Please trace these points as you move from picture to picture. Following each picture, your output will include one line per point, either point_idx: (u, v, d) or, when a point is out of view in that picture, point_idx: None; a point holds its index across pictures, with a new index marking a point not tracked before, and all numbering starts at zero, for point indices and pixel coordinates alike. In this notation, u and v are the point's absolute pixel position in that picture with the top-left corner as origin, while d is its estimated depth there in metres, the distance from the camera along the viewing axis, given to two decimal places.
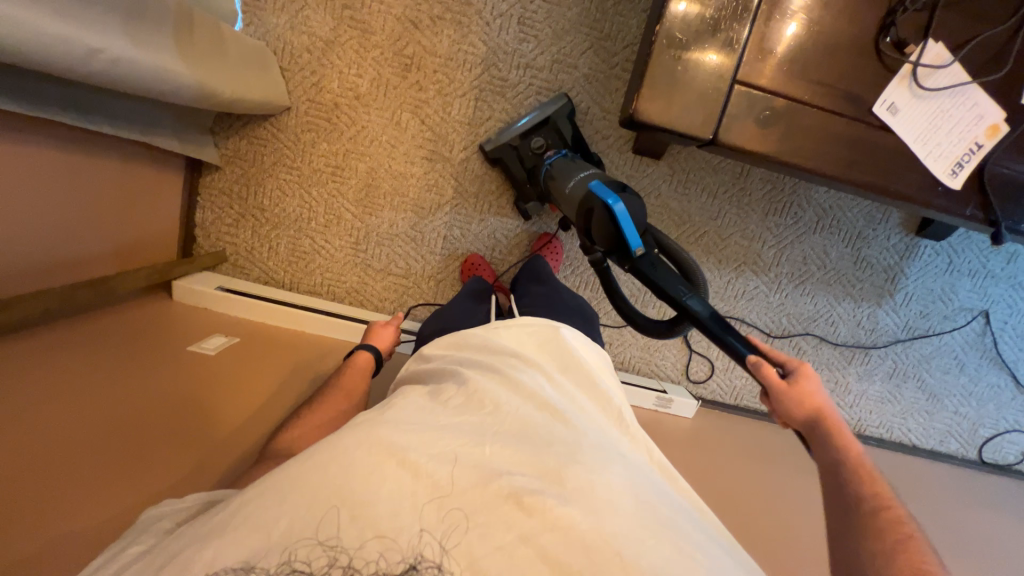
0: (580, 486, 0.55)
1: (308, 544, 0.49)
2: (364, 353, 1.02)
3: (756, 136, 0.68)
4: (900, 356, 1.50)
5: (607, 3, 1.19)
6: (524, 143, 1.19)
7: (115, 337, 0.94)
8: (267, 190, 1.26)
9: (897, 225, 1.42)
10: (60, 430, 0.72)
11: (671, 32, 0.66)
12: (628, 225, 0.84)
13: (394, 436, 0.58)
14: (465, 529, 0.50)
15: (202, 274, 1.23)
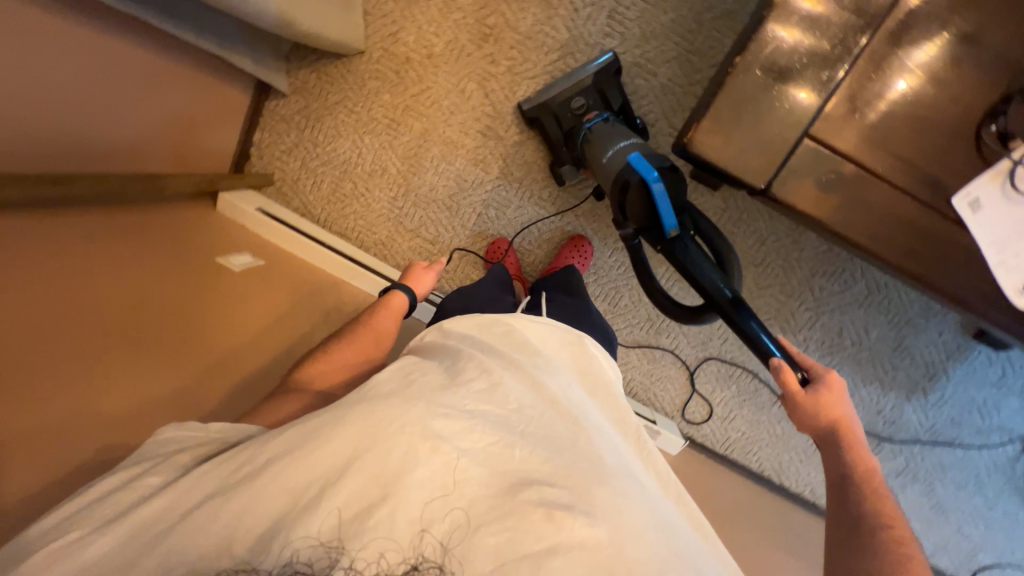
0: (608, 505, 0.59)
1: (309, 545, 0.53)
2: (400, 295, 1.01)
3: (811, 198, 0.63)
4: (915, 456, 1.40)
5: (705, 14, 1.12)
6: (563, 107, 1.15)
7: (169, 249, 1.01)
8: (325, 128, 1.29)
9: (954, 322, 1.31)
10: (116, 333, 0.80)
11: (751, 66, 0.62)
12: (663, 201, 0.82)
13: (407, 418, 0.60)
14: (480, 531, 0.55)
15: (247, 191, 1.29)
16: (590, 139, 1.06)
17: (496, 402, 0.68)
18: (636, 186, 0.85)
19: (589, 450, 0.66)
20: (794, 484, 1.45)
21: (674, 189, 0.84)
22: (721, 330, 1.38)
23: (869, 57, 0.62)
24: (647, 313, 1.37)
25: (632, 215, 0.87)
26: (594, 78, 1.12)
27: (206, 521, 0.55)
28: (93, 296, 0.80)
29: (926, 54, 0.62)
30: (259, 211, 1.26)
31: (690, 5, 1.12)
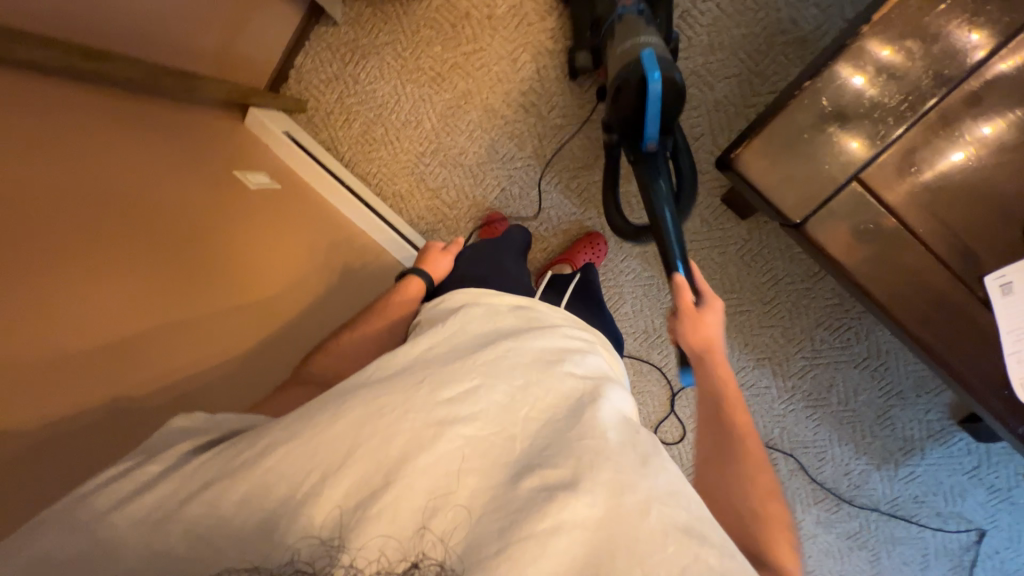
0: (606, 485, 0.53)
1: (311, 542, 0.50)
2: (416, 280, 1.00)
3: (842, 244, 0.63)
4: (870, 524, 1.41)
5: (777, 36, 1.08)
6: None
7: (190, 174, 0.99)
8: (369, 67, 1.26)
9: (944, 403, 1.30)
10: (110, 229, 0.78)
11: (816, 99, 0.63)
12: (654, 105, 0.86)
13: (392, 394, 0.60)
14: (479, 519, 0.52)
15: (278, 113, 1.26)
16: (617, 27, 0.98)
17: (504, 379, 0.64)
18: (636, 83, 0.86)
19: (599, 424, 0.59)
20: None
21: (668, 102, 0.88)
22: None
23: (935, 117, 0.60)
24: (644, 325, 1.36)
25: (620, 113, 0.91)
26: None
27: (200, 514, 0.53)
28: (96, 188, 0.79)
29: (990, 132, 0.60)
30: (286, 135, 1.25)
31: (765, 23, 1.08)
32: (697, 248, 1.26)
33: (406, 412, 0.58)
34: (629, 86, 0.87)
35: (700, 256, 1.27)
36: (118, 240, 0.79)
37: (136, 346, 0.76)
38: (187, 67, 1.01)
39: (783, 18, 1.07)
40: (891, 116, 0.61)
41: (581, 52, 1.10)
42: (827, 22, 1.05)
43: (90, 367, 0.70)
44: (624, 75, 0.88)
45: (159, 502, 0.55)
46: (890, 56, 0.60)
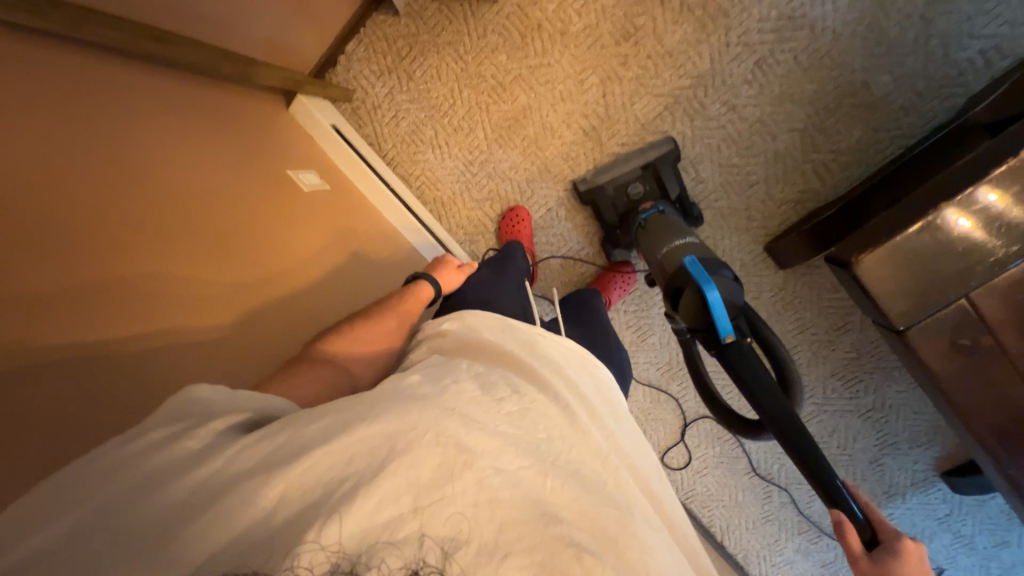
0: (637, 559, 0.53)
1: (312, 549, 0.43)
2: (425, 287, 0.98)
3: (940, 355, 0.58)
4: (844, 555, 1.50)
5: (846, 99, 1.09)
6: (619, 189, 1.16)
7: (216, 135, 0.92)
8: (425, 65, 1.20)
9: (930, 457, 1.38)
10: (121, 177, 0.70)
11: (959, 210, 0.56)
12: (720, 311, 0.75)
13: (462, 431, 0.55)
14: (508, 559, 0.48)
15: (325, 102, 1.19)
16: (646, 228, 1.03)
17: (527, 425, 0.63)
18: (692, 288, 0.79)
19: (616, 493, 0.61)
20: (731, 544, 1.56)
21: (733, 297, 0.78)
22: None
23: None
24: (668, 357, 1.39)
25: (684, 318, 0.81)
26: (653, 159, 1.13)
27: (229, 508, 0.45)
28: (111, 134, 0.71)
29: None
30: (332, 127, 1.19)
31: (836, 84, 1.08)
32: None
33: (437, 435, 0.53)
34: (682, 294, 0.81)
35: None
36: (145, 200, 0.72)
37: (140, 308, 0.65)
38: (237, 37, 0.92)
39: (855, 81, 1.07)
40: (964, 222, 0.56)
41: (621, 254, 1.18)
42: (896, 90, 1.06)
43: (114, 304, 0.62)
44: (676, 287, 0.83)
45: (197, 486, 0.47)
46: None
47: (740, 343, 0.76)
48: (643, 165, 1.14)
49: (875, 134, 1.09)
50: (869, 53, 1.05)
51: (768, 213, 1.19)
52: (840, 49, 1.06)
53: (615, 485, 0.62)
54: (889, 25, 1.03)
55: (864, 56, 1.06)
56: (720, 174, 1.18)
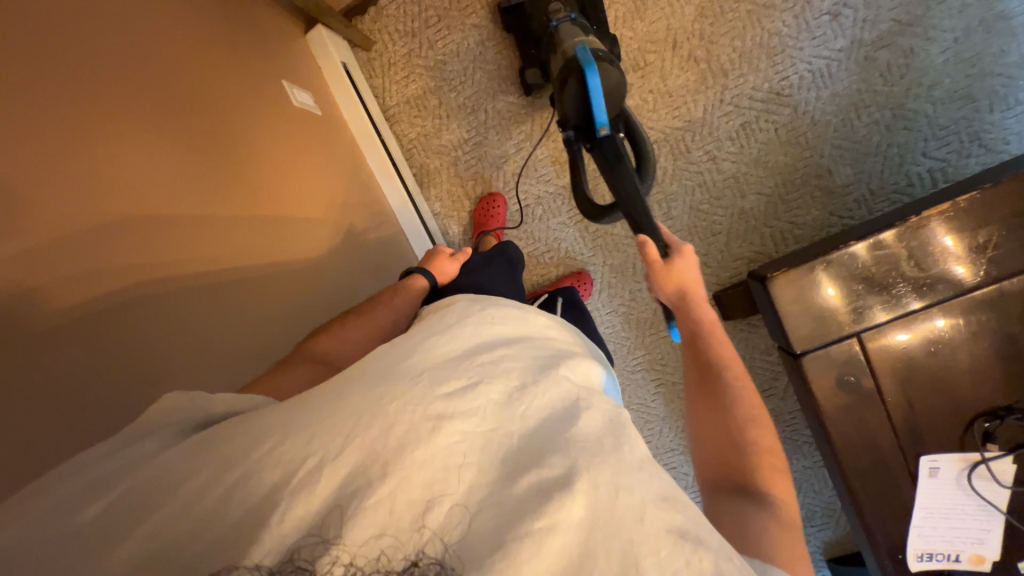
0: (605, 490, 0.44)
1: (313, 541, 0.40)
2: (420, 280, 0.90)
3: (825, 388, 0.69)
4: None
5: (811, 178, 1.19)
6: (539, 8, 1.10)
7: (224, 73, 0.89)
8: (448, 39, 1.25)
9: (823, 540, 1.41)
10: (100, 93, 0.64)
11: (831, 270, 0.69)
12: (598, 100, 0.85)
13: (430, 398, 0.49)
14: (480, 514, 0.43)
15: (341, 43, 1.23)
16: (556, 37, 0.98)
17: (496, 371, 0.54)
18: (575, 76, 0.84)
19: (586, 418, 0.51)
20: None
21: (614, 84, 0.86)
22: (650, 432, 1.41)
23: (923, 310, 0.67)
24: None
25: (569, 109, 0.89)
26: None
27: (191, 502, 0.41)
28: (87, 45, 0.64)
29: (946, 324, 0.67)
30: (343, 66, 1.22)
31: (805, 162, 1.19)
32: None
33: (404, 402, 0.47)
34: (566, 84, 0.86)
35: None
36: (139, 119, 0.69)
37: (122, 246, 0.62)
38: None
39: (822, 165, 1.18)
40: (880, 302, 0.68)
41: (531, 69, 1.16)
42: (855, 183, 1.17)
43: (95, 228, 0.59)
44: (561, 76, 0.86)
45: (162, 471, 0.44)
46: (952, 245, 0.67)
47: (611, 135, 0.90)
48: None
49: (829, 216, 1.19)
50: (838, 144, 1.17)
51: (724, 262, 1.25)
52: (815, 133, 1.17)
53: (609, 416, 0.53)
54: (859, 124, 1.16)
55: (834, 144, 1.17)
56: (689, 215, 1.25)
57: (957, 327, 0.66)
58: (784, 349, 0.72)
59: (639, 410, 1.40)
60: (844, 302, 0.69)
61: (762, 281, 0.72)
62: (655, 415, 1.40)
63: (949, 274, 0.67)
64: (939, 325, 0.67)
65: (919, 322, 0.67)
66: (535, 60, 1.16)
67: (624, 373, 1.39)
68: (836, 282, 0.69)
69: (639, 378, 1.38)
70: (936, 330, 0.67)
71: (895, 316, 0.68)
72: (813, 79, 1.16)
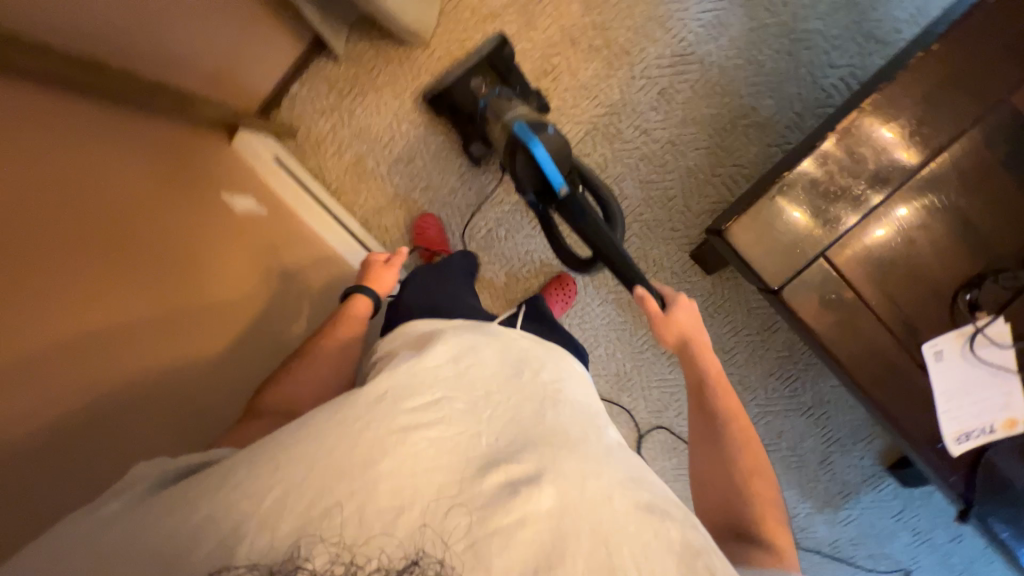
0: (575, 478, 0.55)
1: (315, 545, 0.47)
2: (362, 297, 0.90)
3: (813, 312, 0.71)
4: (813, 565, 1.47)
5: (740, 119, 1.24)
6: (461, 87, 1.17)
7: (177, 200, 0.94)
8: (366, 103, 1.29)
9: (873, 451, 1.42)
10: (72, 246, 0.69)
11: (787, 191, 0.72)
12: (548, 166, 0.82)
13: (405, 417, 0.55)
14: (457, 509, 0.51)
15: (267, 138, 1.26)
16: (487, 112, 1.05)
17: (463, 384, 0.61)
18: (521, 152, 0.84)
19: (551, 418, 0.61)
20: None
21: (560, 149, 0.84)
22: (677, 403, 1.41)
23: (876, 210, 0.70)
24: (617, 368, 1.40)
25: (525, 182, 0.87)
26: (477, 59, 1.15)
27: (193, 541, 0.45)
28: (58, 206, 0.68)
29: (898, 213, 0.70)
30: (276, 160, 1.25)
31: (729, 107, 1.23)
32: None
33: (376, 428, 0.53)
34: (514, 159, 0.86)
35: None
36: (125, 265, 0.76)
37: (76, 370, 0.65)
38: (182, 63, 0.99)
39: (745, 105, 1.23)
40: (843, 207, 0.71)
41: (478, 145, 1.22)
42: (779, 112, 1.22)
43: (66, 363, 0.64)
44: (508, 156, 0.87)
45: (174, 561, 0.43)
46: (886, 133, 0.70)
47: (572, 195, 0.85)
48: (478, 62, 1.16)
49: (769, 149, 1.24)
50: (752, 81, 1.22)
51: (688, 221, 1.29)
52: (728, 78, 1.23)
53: (570, 415, 0.63)
54: (764, 58, 1.21)
55: (748, 83, 1.22)
56: (641, 190, 1.28)
57: (912, 217, 0.69)
58: (761, 288, 0.74)
59: (661, 387, 1.41)
60: (804, 217, 0.71)
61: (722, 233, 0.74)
62: (676, 385, 1.40)
63: (886, 164, 0.70)
64: (896, 222, 0.70)
65: (876, 224, 0.70)
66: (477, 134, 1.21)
67: (633, 356, 1.40)
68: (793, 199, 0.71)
69: (650, 356, 1.39)
70: (892, 224, 0.70)
71: (856, 222, 0.70)
72: (709, 32, 1.22)
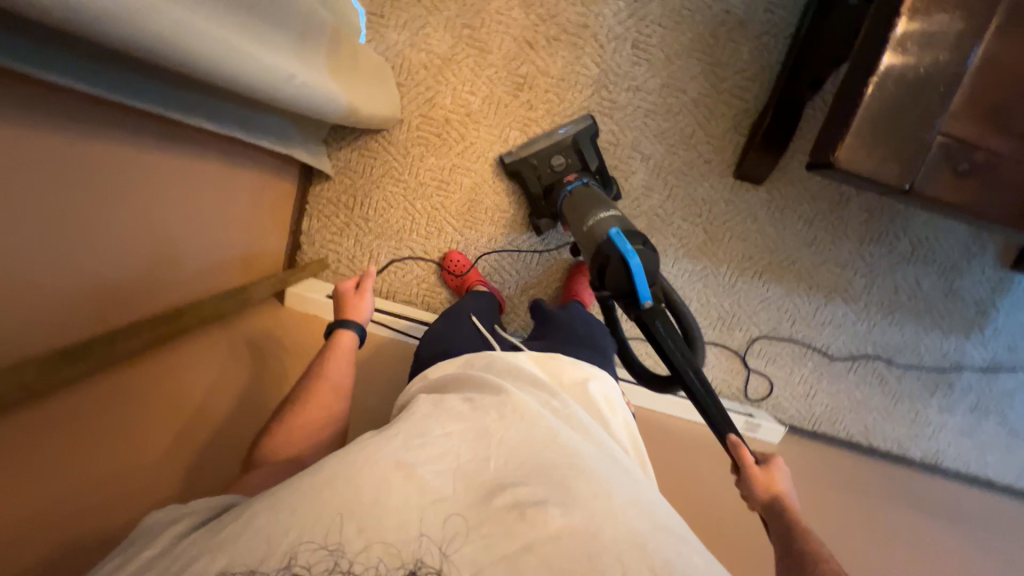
0: (585, 494, 0.53)
1: (313, 547, 0.46)
2: (347, 333, 0.92)
3: None
4: (984, 389, 1.46)
5: (721, 28, 1.20)
6: (543, 164, 1.18)
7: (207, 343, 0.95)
8: (375, 202, 1.29)
9: (992, 259, 1.38)
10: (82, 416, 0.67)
11: (886, 82, 0.60)
12: (642, 278, 0.86)
13: (406, 449, 0.54)
14: (458, 542, 0.48)
15: (310, 281, 1.27)
16: (568, 202, 1.09)
17: (471, 412, 0.62)
18: (615, 257, 0.88)
19: (562, 432, 0.60)
20: (881, 443, 1.49)
21: (651, 263, 0.89)
22: (788, 313, 1.41)
23: (986, 57, 0.60)
24: (718, 311, 1.40)
25: (609, 284, 0.89)
26: (573, 139, 1.16)
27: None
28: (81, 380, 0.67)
29: None
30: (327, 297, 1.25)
31: (705, 23, 1.19)
32: (733, 226, 1.33)
33: (377, 454, 0.53)
34: (606, 265, 0.89)
35: (737, 232, 1.34)
36: (135, 391, 0.76)
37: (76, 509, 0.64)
38: (224, 263, 1.00)
39: (719, 12, 1.19)
40: (948, 69, 0.60)
41: (545, 220, 1.23)
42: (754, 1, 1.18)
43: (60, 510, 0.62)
44: (602, 258, 0.89)
45: None
46: None
47: (656, 311, 0.87)
48: (565, 142, 1.17)
49: (761, 41, 1.20)
50: None
51: (717, 147, 1.27)
52: None
53: (579, 434, 0.62)
54: None
55: None
56: (661, 143, 1.26)
57: None
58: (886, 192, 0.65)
59: (766, 307, 1.40)
60: (914, 101, 0.60)
61: (826, 165, 0.63)
62: (778, 298, 1.40)
63: None
64: None
65: None
66: (546, 210, 1.23)
67: (727, 294, 1.39)
68: (890, 87, 0.60)
69: (742, 285, 1.38)
70: None
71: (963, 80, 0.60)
72: None
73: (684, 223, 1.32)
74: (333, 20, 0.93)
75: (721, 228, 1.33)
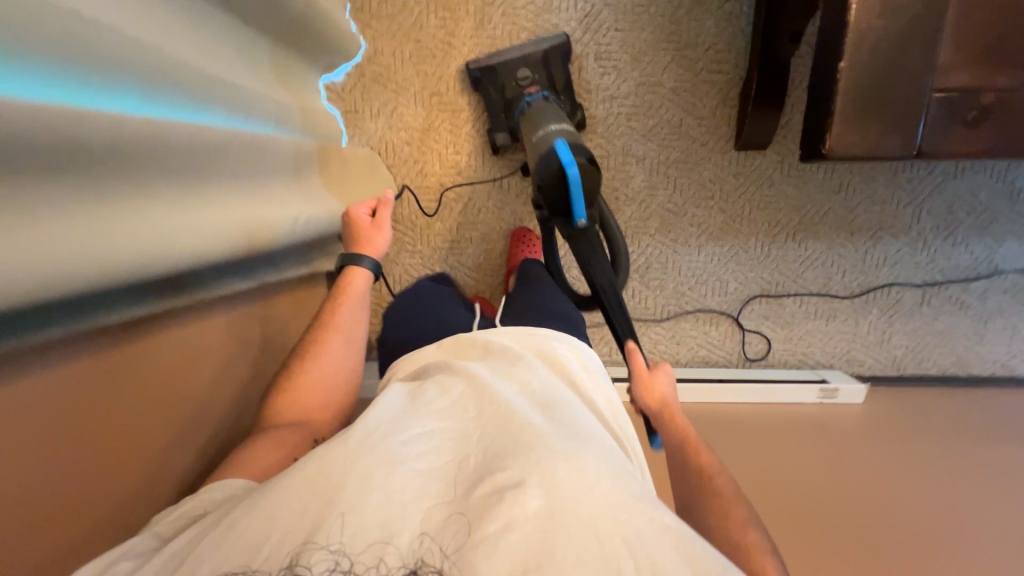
0: (564, 475, 0.49)
1: (322, 553, 0.45)
2: (361, 269, 0.96)
3: None
4: None
5: (679, 11, 1.17)
6: (509, 76, 1.15)
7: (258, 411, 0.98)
8: (398, 279, 1.35)
9: None
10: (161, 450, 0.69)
11: (863, 59, 0.57)
12: (579, 191, 0.86)
13: (388, 444, 0.54)
14: (434, 531, 0.47)
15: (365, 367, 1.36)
16: (527, 112, 1.09)
17: (451, 408, 0.61)
18: (556, 170, 0.87)
19: (539, 418, 0.58)
20: (983, 369, 1.37)
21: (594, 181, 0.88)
22: (835, 265, 1.33)
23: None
24: (761, 284, 1.35)
25: (546, 198, 0.90)
26: (543, 52, 1.14)
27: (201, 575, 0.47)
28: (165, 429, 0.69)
29: None
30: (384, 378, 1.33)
31: (661, 12, 1.17)
32: (750, 197, 1.29)
33: (358, 450, 0.52)
34: (547, 175, 0.88)
35: (757, 201, 1.29)
36: None
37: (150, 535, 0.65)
38: None
39: None
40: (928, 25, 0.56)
41: (501, 134, 1.20)
42: None
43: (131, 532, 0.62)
44: (541, 168, 0.89)
45: None
46: None
47: (587, 230, 0.91)
48: (537, 54, 1.14)
49: (723, 9, 1.16)
50: None
51: (710, 126, 1.23)
52: None
53: (558, 417, 0.60)
54: None
55: None
56: (652, 141, 1.24)
57: None
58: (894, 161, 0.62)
59: (810, 266, 1.33)
60: (900, 68, 0.57)
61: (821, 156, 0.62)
62: (821, 254, 1.33)
63: None
64: None
65: None
66: (506, 124, 1.20)
67: (764, 265, 1.34)
68: (868, 62, 0.57)
69: (778, 252, 1.33)
70: None
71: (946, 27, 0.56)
72: None
73: (698, 208, 1.29)
74: (315, 140, 1.00)
75: (739, 202, 1.29)
